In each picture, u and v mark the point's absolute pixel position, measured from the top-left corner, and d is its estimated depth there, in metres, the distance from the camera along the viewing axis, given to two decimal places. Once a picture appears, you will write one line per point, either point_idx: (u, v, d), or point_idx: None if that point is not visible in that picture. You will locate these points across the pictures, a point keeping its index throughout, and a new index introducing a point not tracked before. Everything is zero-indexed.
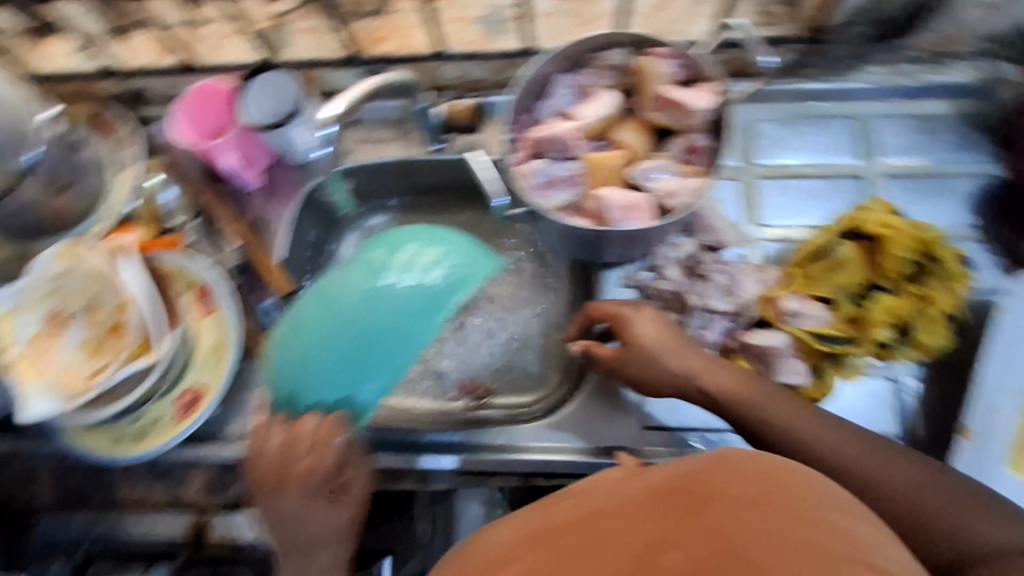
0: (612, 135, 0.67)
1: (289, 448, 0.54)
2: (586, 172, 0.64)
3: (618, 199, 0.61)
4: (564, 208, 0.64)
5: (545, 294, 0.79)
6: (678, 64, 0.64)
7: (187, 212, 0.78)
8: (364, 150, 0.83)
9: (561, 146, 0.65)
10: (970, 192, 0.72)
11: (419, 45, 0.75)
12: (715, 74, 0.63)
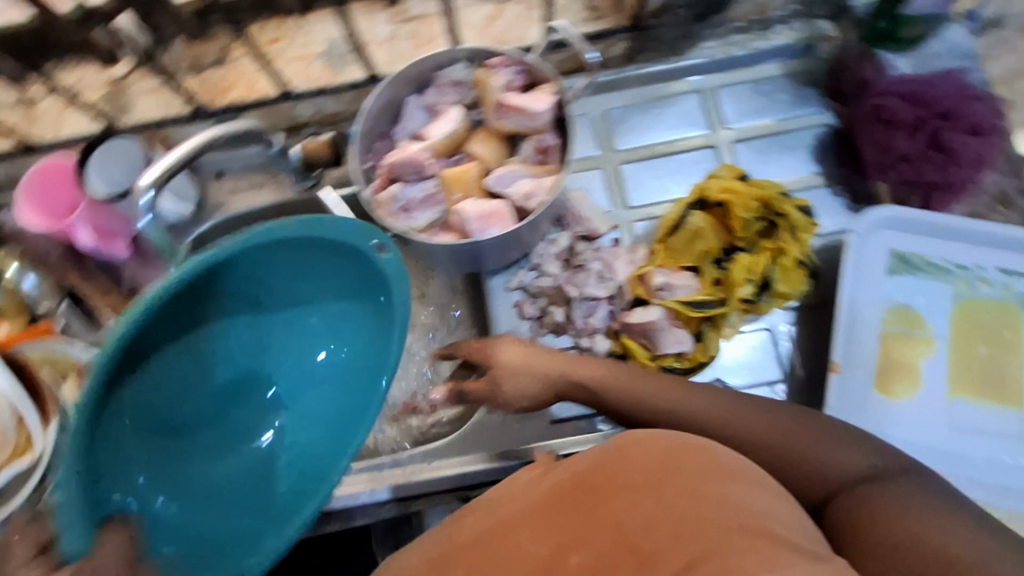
0: (468, 146, 0.69)
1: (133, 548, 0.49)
2: (444, 190, 0.66)
3: (474, 210, 0.64)
4: (430, 226, 0.67)
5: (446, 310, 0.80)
6: (516, 71, 0.66)
7: (54, 296, 0.74)
8: (236, 200, 0.81)
9: (414, 168, 0.66)
10: (812, 143, 0.76)
11: (265, 89, 0.75)
12: (551, 75, 0.65)
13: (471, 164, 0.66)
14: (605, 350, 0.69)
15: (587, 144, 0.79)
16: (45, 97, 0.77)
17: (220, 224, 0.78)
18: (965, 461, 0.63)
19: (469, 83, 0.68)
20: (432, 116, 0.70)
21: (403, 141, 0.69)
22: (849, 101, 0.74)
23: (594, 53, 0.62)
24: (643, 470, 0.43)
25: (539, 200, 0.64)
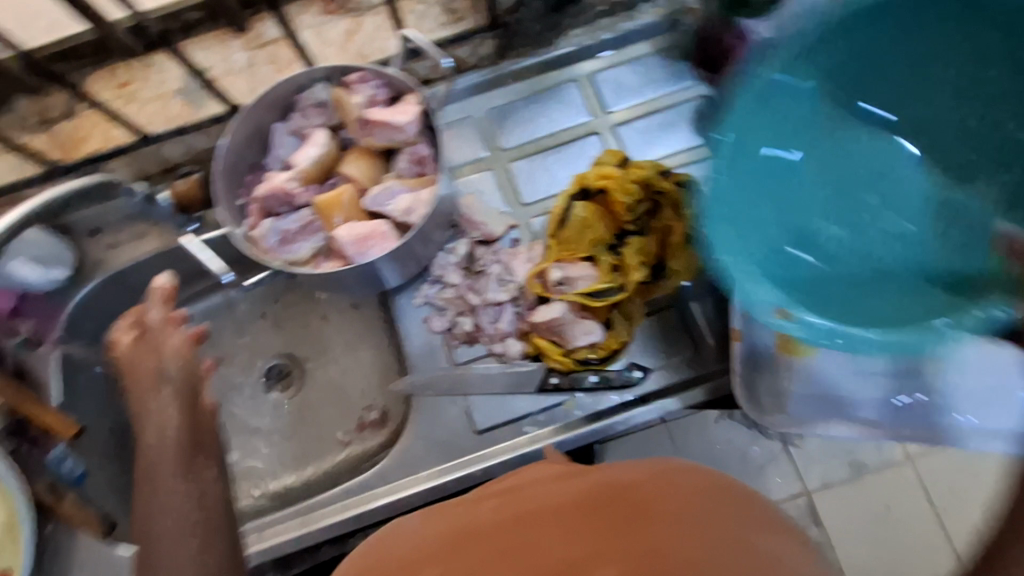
0: (338, 169, 0.69)
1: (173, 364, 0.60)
2: (320, 215, 0.66)
3: (351, 233, 0.63)
4: (314, 254, 0.67)
5: (371, 336, 0.79)
6: (378, 85, 0.65)
7: None
8: (116, 255, 0.77)
9: (285, 200, 0.66)
10: (692, 116, 0.77)
11: (121, 137, 0.72)
12: (412, 85, 0.65)
13: (344, 187, 0.66)
14: (517, 351, 0.69)
15: (473, 146, 0.77)
16: None
17: (100, 283, 0.76)
18: None
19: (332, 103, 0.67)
20: (301, 142, 0.69)
21: (275, 170, 0.68)
22: (720, 70, 0.75)
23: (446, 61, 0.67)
24: (694, 504, 0.37)
25: (416, 217, 0.64)
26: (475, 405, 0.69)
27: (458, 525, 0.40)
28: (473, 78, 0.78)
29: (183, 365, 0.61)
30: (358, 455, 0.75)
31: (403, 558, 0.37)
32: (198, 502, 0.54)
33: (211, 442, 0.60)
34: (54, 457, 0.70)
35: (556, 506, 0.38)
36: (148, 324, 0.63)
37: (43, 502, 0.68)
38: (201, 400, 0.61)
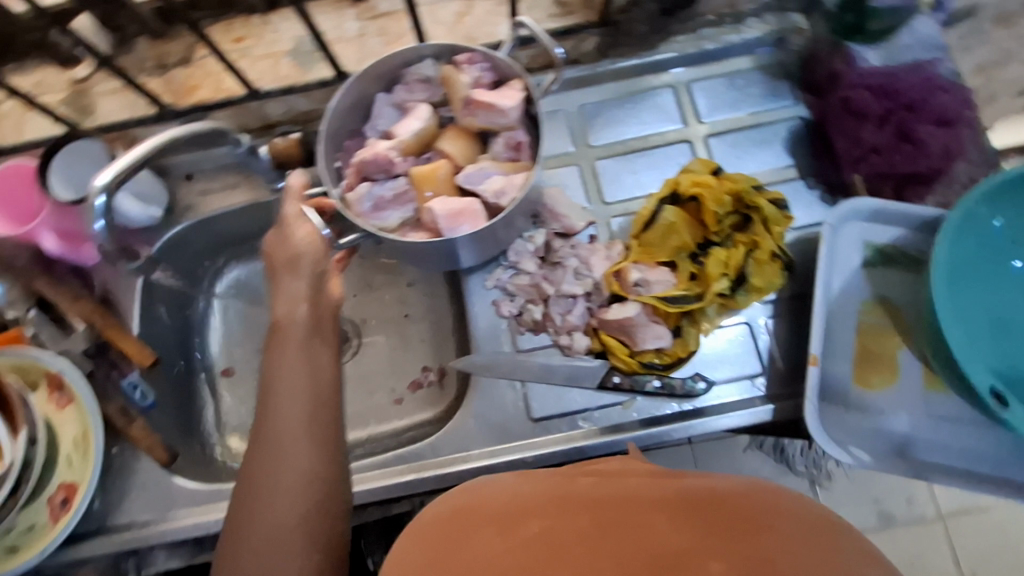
0: (436, 145, 0.69)
1: (301, 256, 0.60)
2: (414, 188, 0.66)
3: (443, 208, 0.63)
4: (401, 225, 0.67)
5: (436, 312, 0.81)
6: (484, 68, 0.65)
7: (25, 305, 0.76)
8: (207, 202, 0.80)
9: (382, 167, 0.66)
10: (785, 136, 0.76)
11: (231, 88, 0.75)
12: (518, 71, 0.64)
13: (440, 163, 0.66)
14: (584, 346, 0.69)
15: (563, 140, 0.78)
16: (5, 100, 0.77)
17: (189, 226, 0.79)
18: (939, 447, 0.63)
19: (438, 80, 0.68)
20: (402, 115, 0.69)
21: (374, 139, 0.68)
22: (823, 93, 0.74)
23: (559, 50, 0.60)
24: (800, 525, 0.36)
25: (507, 200, 0.65)
26: (533, 394, 0.70)
27: (558, 491, 0.41)
28: (571, 74, 0.79)
29: (313, 253, 0.60)
30: (408, 426, 0.77)
31: (504, 511, 0.40)
32: (317, 388, 0.55)
33: (329, 329, 0.61)
34: (127, 381, 0.73)
35: (655, 497, 0.39)
36: (282, 218, 0.62)
37: (115, 423, 0.72)
38: (328, 285, 0.62)
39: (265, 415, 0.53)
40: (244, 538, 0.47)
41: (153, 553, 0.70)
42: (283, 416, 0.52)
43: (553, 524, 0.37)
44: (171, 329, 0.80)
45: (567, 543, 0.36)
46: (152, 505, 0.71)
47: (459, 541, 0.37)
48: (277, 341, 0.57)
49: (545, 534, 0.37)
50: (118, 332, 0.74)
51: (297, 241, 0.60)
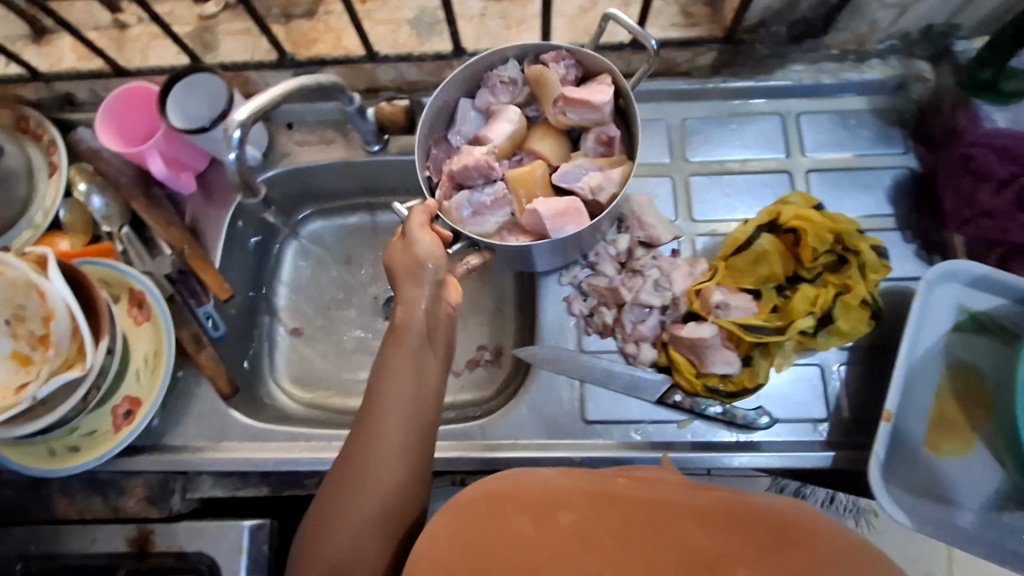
0: (527, 145, 0.69)
1: (423, 269, 0.59)
2: (511, 190, 0.65)
3: (549, 208, 0.63)
4: (499, 227, 0.67)
5: (502, 297, 0.81)
6: (569, 65, 0.65)
7: (118, 222, 0.78)
8: (303, 152, 0.82)
9: (478, 173, 0.65)
10: (889, 184, 0.74)
11: (350, 47, 0.76)
12: (606, 66, 0.64)
13: (537, 163, 0.65)
14: (650, 359, 0.69)
15: (659, 150, 0.78)
16: (137, 24, 0.80)
17: (283, 174, 0.82)
18: (1005, 529, 0.60)
19: (521, 81, 0.68)
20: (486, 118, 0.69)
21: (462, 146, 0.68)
22: (936, 147, 0.72)
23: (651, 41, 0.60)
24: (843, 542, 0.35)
25: (605, 195, 0.64)
26: (590, 395, 0.70)
27: (594, 485, 0.42)
28: (681, 85, 0.78)
29: (437, 263, 0.60)
30: (457, 403, 0.78)
31: (544, 499, 0.40)
32: (420, 401, 0.56)
33: (440, 344, 0.60)
34: (204, 310, 0.76)
35: (693, 505, 0.39)
36: (406, 223, 0.61)
37: (185, 348, 0.74)
38: (446, 294, 0.61)
39: (370, 422, 0.54)
40: (328, 531, 0.51)
41: (200, 479, 0.73)
42: (386, 425, 0.54)
43: (587, 516, 0.39)
44: (247, 269, 0.83)
45: (599, 533, 0.38)
46: (207, 432, 0.73)
47: (496, 525, 0.39)
48: (391, 345, 0.58)
49: (579, 530, 0.38)
50: (202, 264, 0.76)
51: (420, 249, 0.60)
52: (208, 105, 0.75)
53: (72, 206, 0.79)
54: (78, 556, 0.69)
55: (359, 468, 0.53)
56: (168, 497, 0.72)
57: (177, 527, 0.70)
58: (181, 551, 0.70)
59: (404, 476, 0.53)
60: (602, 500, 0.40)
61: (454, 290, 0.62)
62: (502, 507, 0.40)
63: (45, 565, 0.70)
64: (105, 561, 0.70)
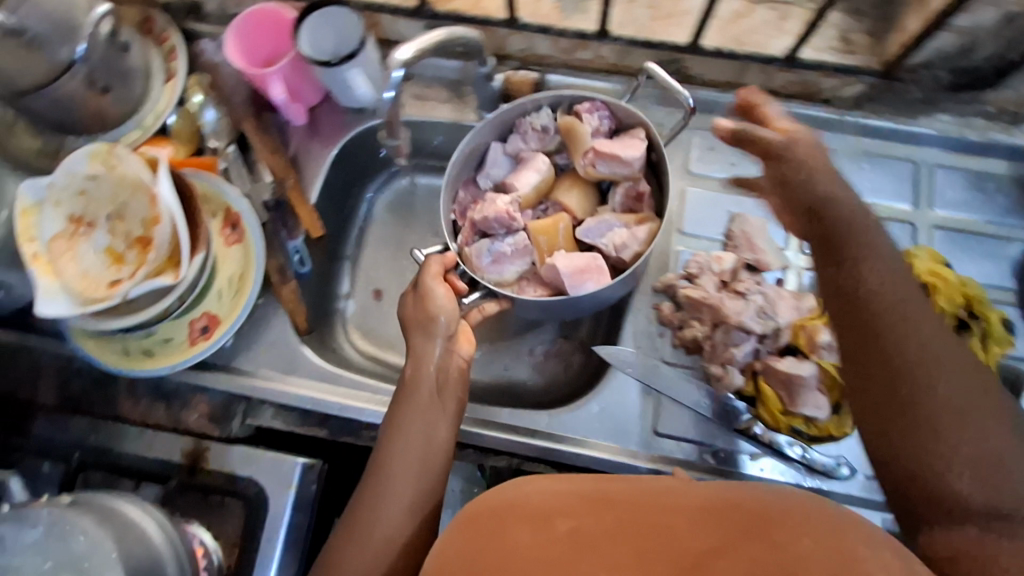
0: (553, 196, 0.73)
1: (430, 327, 0.65)
2: (533, 240, 0.69)
3: (569, 266, 0.66)
4: (520, 274, 0.70)
5: None
6: (601, 117, 0.69)
7: (224, 138, 0.77)
8: (414, 106, 0.80)
9: (503, 223, 0.69)
10: (1016, 257, 0.70)
11: (491, 9, 0.73)
12: (639, 122, 0.67)
13: (561, 218, 0.70)
14: (738, 385, 0.66)
15: None
16: None
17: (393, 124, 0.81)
18: None
19: (553, 130, 0.71)
20: (516, 162, 0.73)
21: (489, 189, 0.72)
22: None
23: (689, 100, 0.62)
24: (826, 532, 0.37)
25: (628, 253, 0.67)
26: (665, 408, 0.68)
27: (581, 490, 0.43)
28: (818, 112, 0.75)
29: (449, 316, 0.65)
30: (525, 382, 0.78)
31: (538, 510, 0.41)
32: (426, 453, 0.61)
33: (452, 392, 0.65)
34: (291, 244, 0.75)
35: (684, 505, 0.40)
36: (422, 274, 0.66)
37: (270, 278, 0.74)
38: (457, 346, 0.66)
39: (382, 466, 0.61)
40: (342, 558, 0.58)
41: (261, 408, 0.73)
42: (388, 474, 0.60)
43: (583, 522, 0.39)
44: (336, 210, 0.82)
45: (597, 537, 0.38)
46: (276, 364, 0.73)
47: (496, 535, 0.40)
48: (400, 400, 0.64)
49: (578, 536, 0.38)
50: (300, 198, 0.76)
51: (435, 302, 0.65)
52: (335, 40, 0.72)
53: (181, 115, 0.78)
54: (136, 458, 0.71)
55: (372, 503, 0.60)
56: (230, 418, 0.72)
57: (232, 451, 0.71)
58: (232, 474, 0.71)
59: (399, 524, 0.59)
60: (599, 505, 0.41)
61: (466, 341, 0.67)
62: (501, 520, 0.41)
63: (101, 459, 0.71)
64: (158, 468, 0.71)
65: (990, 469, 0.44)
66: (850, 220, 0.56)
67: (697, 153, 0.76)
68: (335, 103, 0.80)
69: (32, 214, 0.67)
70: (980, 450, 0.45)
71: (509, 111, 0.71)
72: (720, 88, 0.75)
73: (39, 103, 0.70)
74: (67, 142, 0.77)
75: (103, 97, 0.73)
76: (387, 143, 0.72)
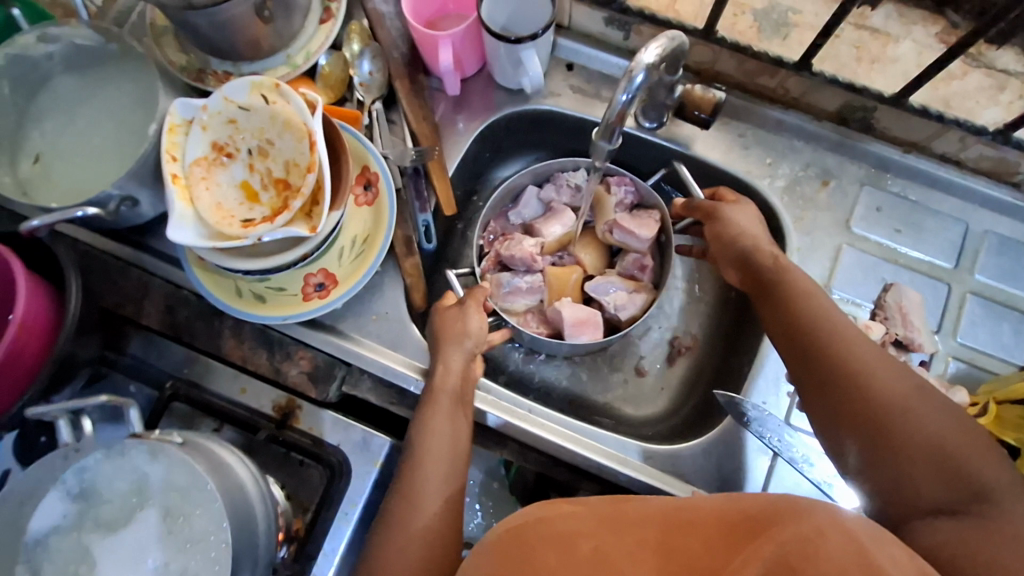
0: (572, 248, 0.77)
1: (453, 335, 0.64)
2: (547, 283, 0.74)
3: (572, 315, 0.71)
4: (525, 310, 0.75)
5: (707, 314, 0.79)
6: (628, 191, 0.74)
7: (375, 91, 0.75)
8: (572, 98, 0.75)
9: (523, 263, 0.74)
10: None
11: (683, 15, 0.73)
12: (658, 203, 0.73)
13: (575, 269, 0.74)
14: None
15: (945, 253, 0.71)
16: None
17: (542, 113, 0.76)
18: None
19: (585, 189, 0.76)
20: (545, 210, 0.78)
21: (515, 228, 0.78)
22: None
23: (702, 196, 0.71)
24: (838, 539, 0.33)
25: (627, 314, 0.72)
26: (776, 471, 0.66)
27: (605, 512, 0.44)
28: (1002, 195, 0.71)
29: (478, 336, 0.65)
30: (636, 397, 0.77)
31: (564, 531, 0.42)
32: (454, 457, 0.60)
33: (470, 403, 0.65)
34: (422, 218, 0.73)
35: (697, 518, 0.40)
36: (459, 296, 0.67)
37: (395, 247, 0.71)
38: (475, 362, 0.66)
39: (411, 465, 0.59)
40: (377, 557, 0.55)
41: (360, 377, 0.71)
42: (421, 475, 0.58)
43: (606, 542, 0.40)
44: (465, 187, 0.80)
45: (618, 555, 0.38)
46: (385, 336, 0.71)
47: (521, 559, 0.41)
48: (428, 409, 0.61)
49: (601, 554, 0.39)
50: (440, 167, 0.73)
51: (469, 324, 0.65)
52: (509, 15, 0.71)
53: (333, 58, 0.75)
54: (228, 400, 0.69)
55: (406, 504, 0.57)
56: (331, 380, 0.69)
57: (324, 414, 0.69)
58: (320, 437, 0.68)
59: (434, 531, 0.56)
60: (620, 524, 0.41)
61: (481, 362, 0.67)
62: (523, 545, 0.42)
63: (191, 393, 0.69)
64: (247, 415, 0.69)
65: (955, 475, 0.47)
66: (774, 267, 0.61)
67: (863, 210, 0.72)
68: (488, 77, 0.76)
69: (179, 131, 0.65)
70: (942, 447, 0.48)
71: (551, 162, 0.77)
72: (903, 148, 0.72)
73: (200, 20, 0.65)
74: (217, 65, 0.74)
75: (264, 26, 0.69)
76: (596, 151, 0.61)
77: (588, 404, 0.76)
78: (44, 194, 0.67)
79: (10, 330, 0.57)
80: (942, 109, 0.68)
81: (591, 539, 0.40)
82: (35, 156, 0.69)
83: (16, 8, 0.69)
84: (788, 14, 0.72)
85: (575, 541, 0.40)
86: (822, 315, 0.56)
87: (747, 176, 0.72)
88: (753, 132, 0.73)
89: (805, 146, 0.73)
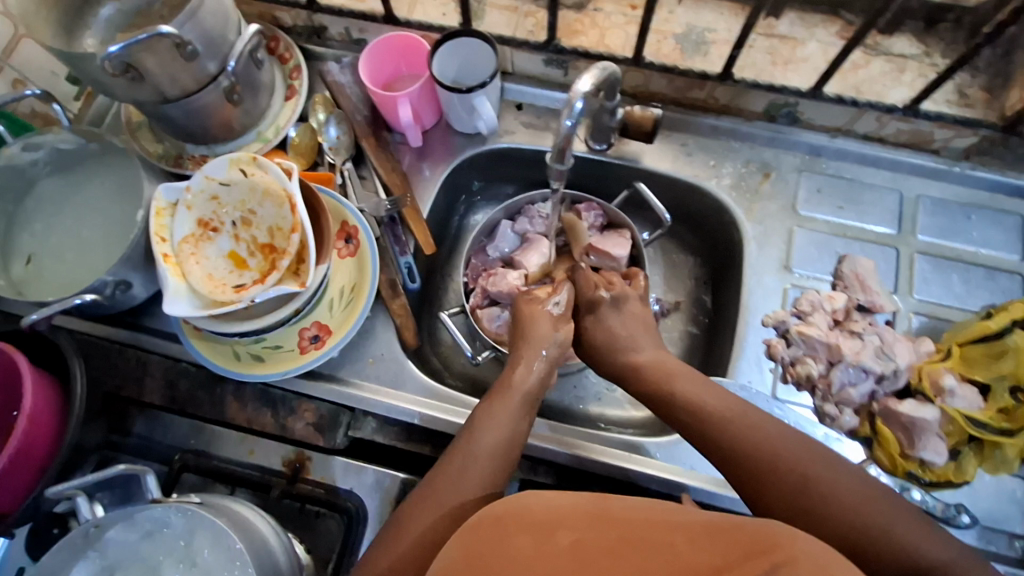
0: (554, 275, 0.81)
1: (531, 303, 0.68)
2: None
3: None
4: None
5: (688, 311, 0.84)
6: (598, 215, 0.81)
7: (344, 153, 0.80)
8: (526, 134, 0.82)
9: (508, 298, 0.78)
10: None
11: (614, 45, 0.80)
12: (627, 223, 0.80)
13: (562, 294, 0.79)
14: (850, 425, 0.67)
15: (888, 220, 0.77)
16: None
17: (500, 150, 0.82)
18: None
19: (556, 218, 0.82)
20: (521, 241, 0.83)
21: (494, 260, 0.82)
22: None
23: (666, 214, 0.79)
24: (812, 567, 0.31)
25: None
26: None
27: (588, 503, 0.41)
28: (926, 162, 0.78)
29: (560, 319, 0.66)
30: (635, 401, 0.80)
31: (542, 518, 0.39)
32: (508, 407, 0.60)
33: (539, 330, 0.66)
34: (407, 261, 0.77)
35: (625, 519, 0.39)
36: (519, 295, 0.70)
37: (381, 292, 0.75)
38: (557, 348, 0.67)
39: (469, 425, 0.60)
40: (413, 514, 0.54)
41: (364, 421, 0.73)
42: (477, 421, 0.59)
43: (587, 533, 0.37)
44: (439, 225, 0.85)
45: (597, 550, 0.36)
46: (383, 377, 0.73)
47: (497, 545, 0.38)
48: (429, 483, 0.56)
49: (580, 545, 0.37)
50: (414, 214, 0.77)
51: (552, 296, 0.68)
52: (459, 67, 0.78)
53: (302, 130, 0.81)
54: (238, 463, 0.70)
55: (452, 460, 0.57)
56: (337, 428, 0.71)
57: (333, 461, 0.70)
58: (333, 485, 0.69)
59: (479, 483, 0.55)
60: (603, 518, 0.39)
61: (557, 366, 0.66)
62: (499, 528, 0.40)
63: (199, 462, 0.70)
64: (259, 475, 0.70)
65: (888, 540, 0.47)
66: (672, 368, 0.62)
67: (805, 195, 0.78)
68: (446, 127, 0.83)
69: (165, 214, 0.69)
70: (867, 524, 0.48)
71: (519, 197, 0.82)
72: (830, 134, 0.79)
73: (175, 111, 0.70)
74: (193, 148, 0.80)
75: (233, 108, 0.75)
76: (550, 170, 0.66)
77: (588, 414, 0.79)
78: (38, 291, 0.70)
79: (22, 423, 0.59)
80: (855, 95, 0.76)
81: (570, 531, 0.38)
82: (26, 257, 0.72)
83: (2, 124, 0.74)
84: (706, 32, 0.80)
85: (552, 531, 0.38)
86: (711, 414, 0.56)
87: (695, 179, 0.79)
88: (693, 140, 0.81)
89: (742, 145, 0.80)
